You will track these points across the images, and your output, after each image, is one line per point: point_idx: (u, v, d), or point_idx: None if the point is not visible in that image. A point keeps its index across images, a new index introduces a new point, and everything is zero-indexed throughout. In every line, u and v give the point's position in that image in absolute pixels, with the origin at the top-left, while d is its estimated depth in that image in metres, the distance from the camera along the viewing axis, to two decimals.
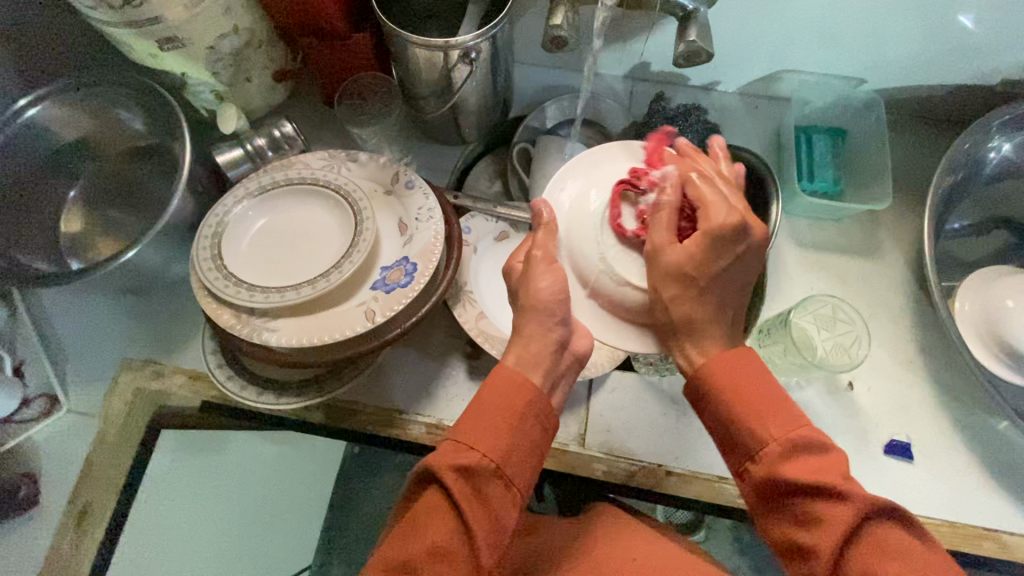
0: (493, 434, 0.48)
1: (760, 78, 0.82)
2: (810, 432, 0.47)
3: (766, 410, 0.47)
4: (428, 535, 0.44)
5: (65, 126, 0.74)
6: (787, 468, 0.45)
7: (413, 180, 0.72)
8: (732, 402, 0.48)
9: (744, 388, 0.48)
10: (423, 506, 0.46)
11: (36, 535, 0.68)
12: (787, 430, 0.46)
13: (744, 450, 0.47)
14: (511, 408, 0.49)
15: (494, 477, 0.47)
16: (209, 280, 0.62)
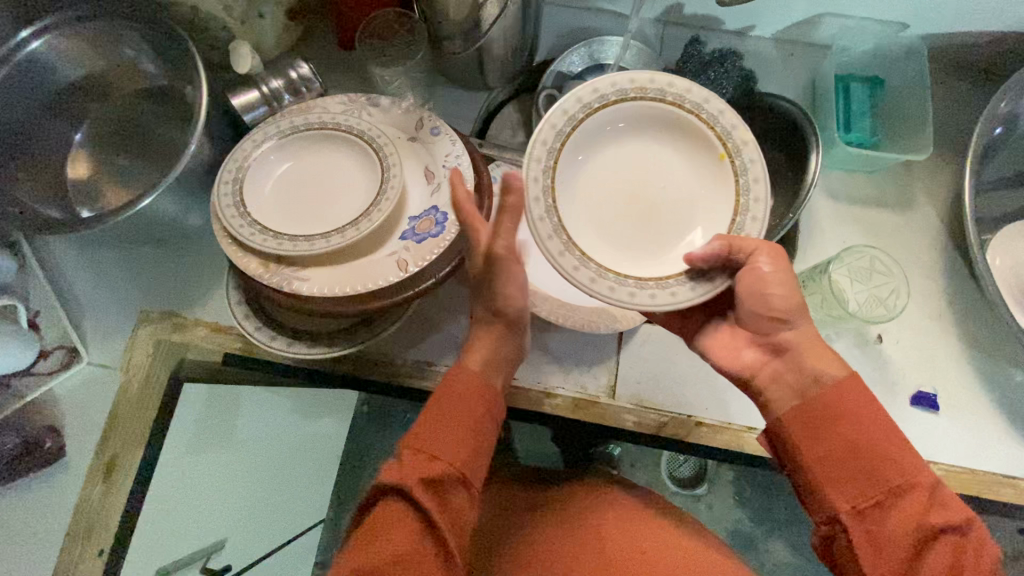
0: (452, 444, 0.48)
1: (798, 23, 0.78)
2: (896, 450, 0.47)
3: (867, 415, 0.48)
4: (396, 542, 0.45)
5: (70, 61, 0.69)
6: (886, 465, 0.46)
7: (439, 126, 0.69)
8: (837, 412, 0.48)
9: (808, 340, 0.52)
10: (389, 514, 0.46)
11: (64, 484, 0.68)
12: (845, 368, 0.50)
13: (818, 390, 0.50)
14: (468, 411, 0.50)
15: (456, 483, 0.48)
16: (234, 227, 0.60)
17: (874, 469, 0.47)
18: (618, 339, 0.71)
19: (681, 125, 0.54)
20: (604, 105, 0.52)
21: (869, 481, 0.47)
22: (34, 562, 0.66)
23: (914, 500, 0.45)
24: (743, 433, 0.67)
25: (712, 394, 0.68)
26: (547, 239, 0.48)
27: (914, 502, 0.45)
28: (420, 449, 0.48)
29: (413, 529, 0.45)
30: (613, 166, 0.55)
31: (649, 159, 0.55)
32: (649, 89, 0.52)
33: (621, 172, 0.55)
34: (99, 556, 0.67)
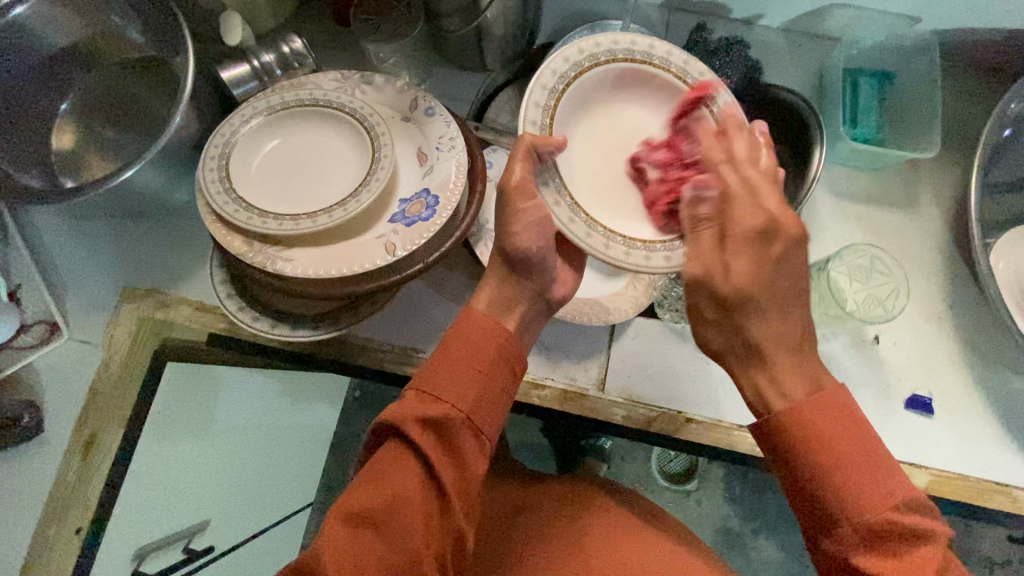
0: (461, 388, 0.47)
1: (808, 13, 0.76)
2: (856, 469, 0.42)
3: (820, 438, 0.43)
4: (393, 484, 0.44)
5: (52, 25, 0.65)
6: (832, 494, 0.42)
7: (433, 107, 0.67)
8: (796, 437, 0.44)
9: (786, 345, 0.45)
10: (386, 456, 0.45)
11: (42, 461, 0.67)
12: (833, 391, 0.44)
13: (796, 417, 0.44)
14: (479, 355, 0.49)
15: (463, 426, 0.47)
16: (218, 204, 0.58)
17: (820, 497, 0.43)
18: (610, 331, 0.69)
19: (648, 79, 0.55)
20: (588, 68, 0.53)
21: (815, 516, 0.43)
22: (10, 537, 0.65)
23: (850, 533, 0.41)
24: (733, 431, 0.66)
25: (703, 391, 0.67)
26: (586, 238, 0.50)
27: (851, 535, 0.41)
28: (423, 390, 0.47)
29: (410, 470, 0.45)
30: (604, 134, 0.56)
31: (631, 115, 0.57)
32: (616, 49, 0.53)
33: (611, 136, 0.56)
34: (77, 532, 0.66)
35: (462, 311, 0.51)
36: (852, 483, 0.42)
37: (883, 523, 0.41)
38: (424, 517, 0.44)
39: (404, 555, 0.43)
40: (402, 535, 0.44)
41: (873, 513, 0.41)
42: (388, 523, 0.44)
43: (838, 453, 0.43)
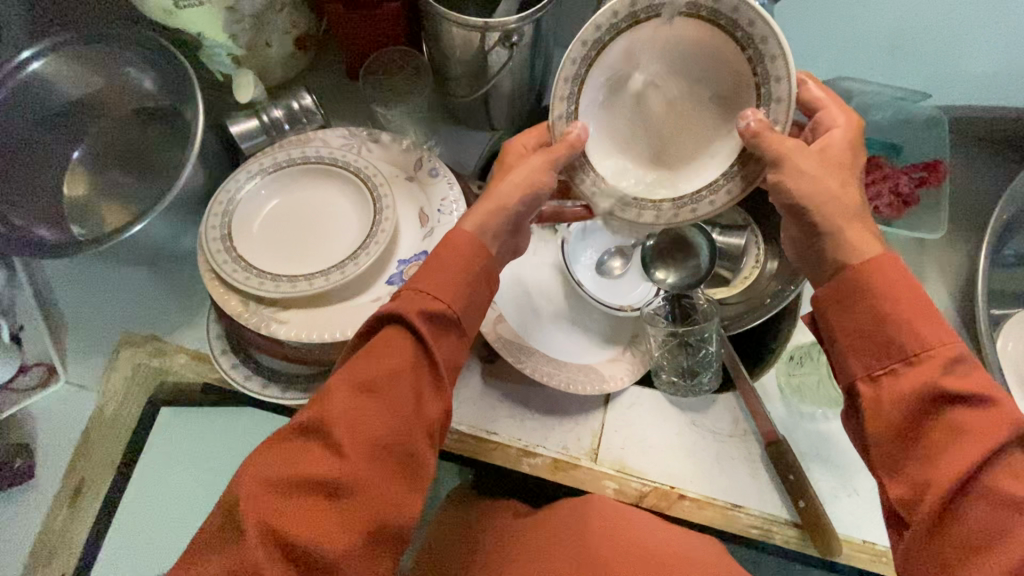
0: (453, 284, 0.47)
1: (815, 83, 0.76)
2: (940, 340, 0.40)
3: (921, 318, 0.40)
4: (392, 363, 0.44)
5: (69, 82, 0.69)
6: (897, 381, 0.40)
7: (437, 168, 0.68)
8: (883, 297, 0.42)
9: (909, 306, 0.41)
10: (383, 340, 0.45)
11: (29, 506, 0.67)
12: (946, 346, 0.39)
13: (903, 356, 0.40)
14: (466, 262, 0.48)
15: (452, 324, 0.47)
16: (218, 264, 0.59)
17: (893, 338, 0.41)
18: (604, 400, 0.69)
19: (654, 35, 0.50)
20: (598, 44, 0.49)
21: (883, 350, 0.41)
22: None
23: (915, 365, 0.40)
24: (728, 511, 0.63)
25: (700, 468, 0.65)
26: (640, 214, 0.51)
27: (914, 368, 0.40)
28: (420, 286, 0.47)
29: (407, 358, 0.44)
30: (656, 84, 0.54)
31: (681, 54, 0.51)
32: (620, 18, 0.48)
33: (629, 105, 0.54)
34: None
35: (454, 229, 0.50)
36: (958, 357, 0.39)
37: (920, 396, 0.39)
38: (420, 394, 0.45)
39: (399, 428, 0.43)
40: (403, 413, 0.43)
41: (940, 375, 0.39)
42: (389, 393, 0.43)
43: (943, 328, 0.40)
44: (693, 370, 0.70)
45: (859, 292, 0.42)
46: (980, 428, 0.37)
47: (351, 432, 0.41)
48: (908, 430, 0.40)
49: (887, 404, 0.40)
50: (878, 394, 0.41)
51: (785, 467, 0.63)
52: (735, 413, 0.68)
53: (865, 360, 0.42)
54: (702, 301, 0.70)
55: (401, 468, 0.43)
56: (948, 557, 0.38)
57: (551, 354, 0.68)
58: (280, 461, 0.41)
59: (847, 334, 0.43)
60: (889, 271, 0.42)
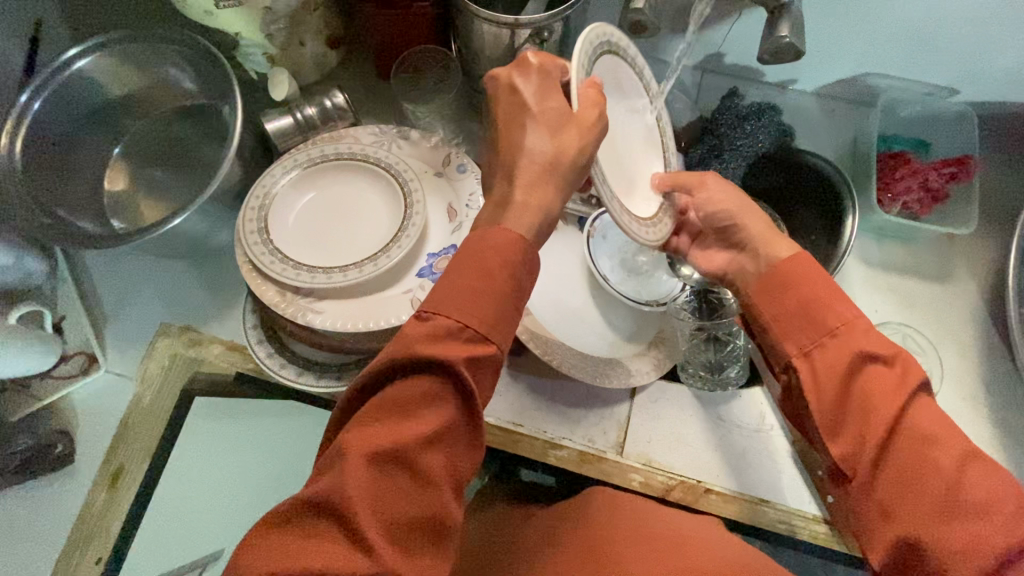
0: (482, 319, 0.42)
1: (842, 80, 0.76)
2: (850, 313, 0.45)
3: (834, 296, 0.46)
4: (421, 422, 0.40)
5: (111, 79, 0.70)
6: (826, 351, 0.45)
7: (465, 163, 0.70)
8: (802, 280, 0.47)
9: (826, 285, 0.46)
10: (410, 391, 0.41)
11: (68, 491, 0.68)
12: (861, 319, 0.45)
13: (828, 330, 0.45)
14: (497, 292, 0.43)
15: (487, 364, 0.43)
16: (256, 255, 0.60)
17: (818, 314, 0.46)
18: (630, 394, 0.69)
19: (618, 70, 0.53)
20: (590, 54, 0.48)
21: (812, 328, 0.46)
22: (31, 564, 0.66)
23: (838, 337, 0.44)
24: (755, 505, 0.63)
25: (726, 463, 0.65)
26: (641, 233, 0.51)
27: (838, 339, 0.44)
28: (449, 320, 0.42)
29: (436, 410, 0.41)
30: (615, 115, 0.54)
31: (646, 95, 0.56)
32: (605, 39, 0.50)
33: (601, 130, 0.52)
34: (98, 563, 0.67)
35: (494, 226, 0.45)
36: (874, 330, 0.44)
37: (845, 358, 0.43)
38: (447, 456, 0.42)
39: (427, 494, 0.40)
40: (427, 479, 0.40)
41: (856, 338, 0.44)
42: (416, 459, 0.40)
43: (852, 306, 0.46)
44: (721, 364, 0.70)
45: (787, 277, 0.48)
46: (898, 382, 0.41)
47: (374, 510, 0.38)
48: (842, 394, 0.43)
49: (821, 372, 0.44)
50: (811, 363, 0.45)
51: (812, 464, 0.64)
52: (762, 408, 0.68)
53: (797, 338, 0.46)
54: (729, 297, 0.70)
55: (425, 538, 0.40)
56: (883, 504, 0.40)
57: (578, 347, 0.69)
58: (293, 541, 0.38)
59: (778, 318, 0.48)
60: (807, 262, 0.49)
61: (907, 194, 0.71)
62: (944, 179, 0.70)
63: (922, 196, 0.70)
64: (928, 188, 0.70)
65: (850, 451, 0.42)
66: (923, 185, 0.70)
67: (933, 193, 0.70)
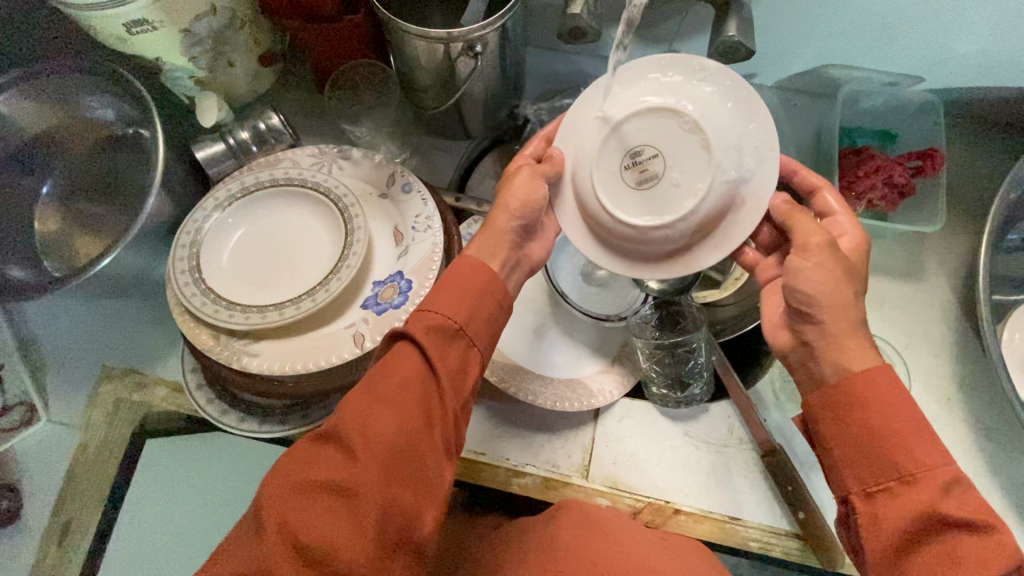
0: (454, 296, 0.45)
1: (802, 73, 0.72)
2: (927, 456, 0.39)
3: (910, 433, 0.39)
4: (401, 374, 0.42)
5: (30, 119, 0.68)
6: (895, 503, 0.39)
7: (411, 183, 0.65)
8: (870, 409, 0.40)
9: (904, 422, 0.40)
10: (394, 350, 0.43)
11: (15, 548, 0.66)
12: (941, 467, 0.38)
13: (897, 474, 0.39)
14: (474, 279, 0.46)
15: (459, 336, 0.44)
16: (185, 297, 0.57)
17: (887, 454, 0.40)
18: (593, 415, 0.67)
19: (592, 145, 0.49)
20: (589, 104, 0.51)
21: (879, 467, 0.40)
22: None
23: (912, 487, 0.38)
24: (723, 523, 0.61)
25: (694, 480, 0.63)
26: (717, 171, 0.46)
27: (912, 489, 0.38)
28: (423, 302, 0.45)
29: (414, 368, 0.42)
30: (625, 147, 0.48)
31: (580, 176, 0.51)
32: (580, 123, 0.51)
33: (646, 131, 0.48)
34: None
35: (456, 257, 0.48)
36: (957, 484, 0.38)
37: (913, 513, 0.38)
38: (429, 406, 0.42)
39: (408, 440, 0.40)
40: (407, 422, 0.41)
41: (941, 493, 0.37)
42: (399, 405, 0.41)
43: (937, 447, 0.39)
44: (683, 381, 0.68)
45: (850, 403, 0.41)
46: (988, 565, 0.35)
47: (363, 441, 0.39)
48: (905, 549, 0.38)
49: (882, 522, 0.39)
50: (881, 506, 0.39)
51: (780, 477, 0.61)
52: (731, 422, 0.66)
53: (860, 473, 0.41)
54: (690, 309, 0.68)
55: (412, 481, 0.40)
56: None
57: (536, 371, 0.66)
58: (291, 467, 0.40)
59: (841, 447, 0.42)
60: (882, 383, 0.41)
61: (873, 193, 0.67)
62: (906, 171, 0.67)
63: (888, 192, 0.67)
64: (892, 182, 0.67)
65: None
66: (887, 181, 0.67)
67: (898, 187, 0.67)
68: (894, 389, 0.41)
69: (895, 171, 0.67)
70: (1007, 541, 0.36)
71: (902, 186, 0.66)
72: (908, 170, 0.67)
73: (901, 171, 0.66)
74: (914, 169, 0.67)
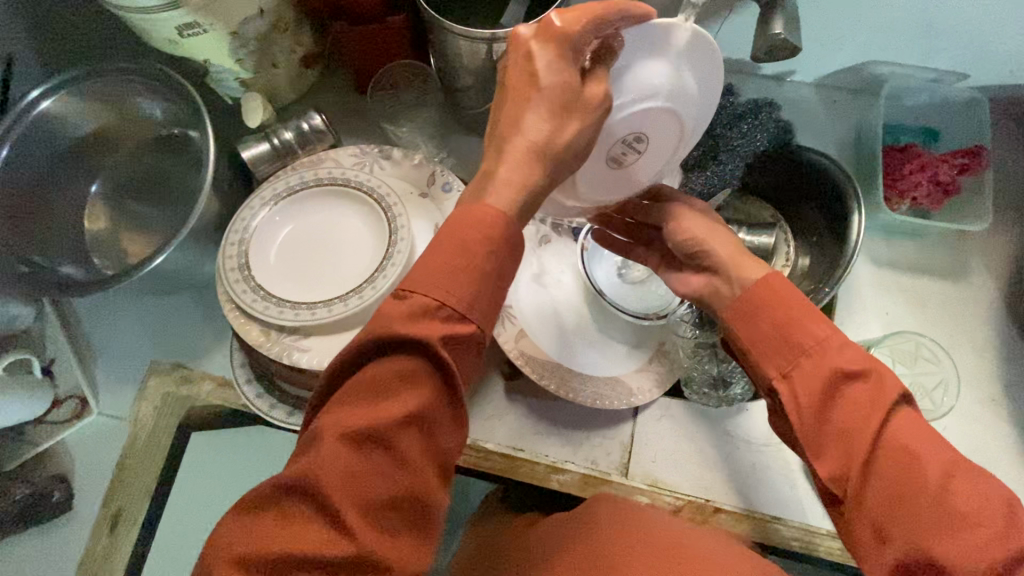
0: (452, 298, 0.39)
1: (844, 69, 0.72)
2: (822, 327, 0.42)
3: (798, 311, 0.43)
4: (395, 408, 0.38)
5: (79, 117, 0.69)
6: (803, 377, 0.41)
7: (451, 182, 0.67)
8: (772, 303, 0.44)
9: (795, 303, 0.43)
10: (385, 376, 0.38)
11: (68, 536, 0.68)
12: (833, 333, 0.42)
13: (802, 351, 0.42)
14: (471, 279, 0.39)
15: (462, 352, 0.40)
16: (236, 293, 0.59)
17: (792, 336, 0.42)
18: (632, 413, 0.67)
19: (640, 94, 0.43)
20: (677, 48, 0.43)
21: (787, 351, 0.42)
22: None
23: (813, 358, 0.41)
24: (765, 523, 0.61)
25: (734, 479, 0.63)
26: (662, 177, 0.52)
27: (811, 361, 0.41)
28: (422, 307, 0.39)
29: (411, 397, 0.38)
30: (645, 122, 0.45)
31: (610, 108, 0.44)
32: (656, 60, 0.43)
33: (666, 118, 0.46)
34: None
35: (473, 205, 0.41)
36: (844, 343, 0.42)
37: (823, 378, 0.40)
38: (425, 439, 0.39)
39: (404, 477, 0.38)
40: (403, 459, 0.38)
41: (836, 353, 0.41)
42: (394, 443, 0.38)
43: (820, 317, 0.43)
44: (726, 380, 0.66)
45: (758, 304, 0.44)
46: (873, 403, 0.39)
47: (354, 490, 0.37)
48: (820, 415, 0.40)
49: (803, 400, 0.41)
50: (795, 387, 0.42)
51: None
52: (771, 421, 0.65)
53: (776, 362, 0.43)
54: None
55: (407, 514, 0.39)
56: (875, 531, 0.38)
57: (576, 369, 0.66)
58: (271, 524, 0.37)
59: (754, 347, 0.44)
60: (779, 283, 0.45)
61: (918, 192, 0.67)
62: (955, 169, 0.66)
63: (934, 190, 0.67)
64: (939, 181, 0.66)
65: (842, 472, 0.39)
66: (934, 180, 0.66)
67: (945, 185, 0.66)
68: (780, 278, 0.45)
69: (943, 169, 0.66)
70: (886, 375, 0.40)
71: (949, 185, 0.66)
72: (957, 167, 0.66)
73: (949, 170, 0.66)
74: (963, 166, 0.66)
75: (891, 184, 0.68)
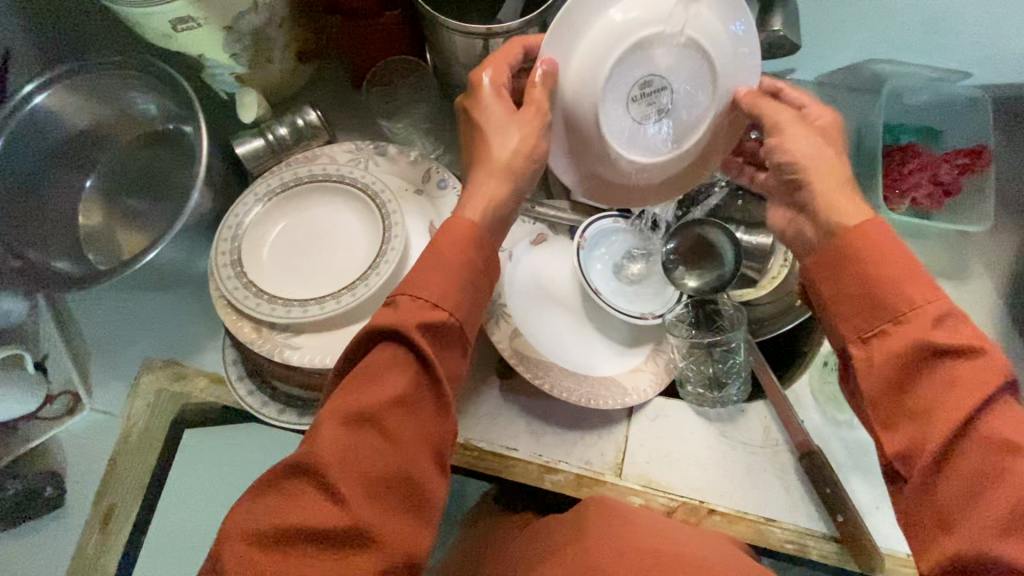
0: (439, 284, 0.43)
1: (845, 67, 0.71)
2: (920, 295, 0.39)
3: (897, 273, 0.40)
4: (390, 388, 0.40)
5: (73, 112, 0.69)
6: (888, 342, 0.40)
7: (447, 180, 0.67)
8: (868, 261, 0.41)
9: (894, 265, 0.40)
10: (380, 360, 0.41)
11: (60, 533, 0.68)
12: (934, 303, 0.39)
13: (890, 317, 0.40)
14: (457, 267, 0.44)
15: (452, 336, 0.43)
16: (227, 290, 0.58)
17: (881, 299, 0.40)
18: (627, 414, 0.66)
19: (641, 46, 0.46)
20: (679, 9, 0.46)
21: (873, 313, 0.41)
22: None
23: (905, 324, 0.39)
24: (760, 525, 0.61)
25: (729, 481, 0.63)
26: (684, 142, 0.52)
27: (905, 327, 0.39)
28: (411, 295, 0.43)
29: (405, 378, 0.40)
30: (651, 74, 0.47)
31: (589, 61, 0.46)
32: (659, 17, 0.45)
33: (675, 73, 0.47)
34: None
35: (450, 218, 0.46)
36: (953, 317, 0.38)
37: (910, 347, 0.38)
38: (418, 423, 0.41)
39: (400, 457, 0.39)
40: (398, 440, 0.40)
41: (932, 324, 0.38)
42: (390, 423, 0.39)
43: (925, 284, 0.40)
44: (721, 380, 0.68)
45: (845, 260, 0.42)
46: (976, 385, 0.36)
47: (351, 468, 0.38)
48: (901, 385, 0.39)
49: (878, 364, 0.39)
50: (878, 351, 0.40)
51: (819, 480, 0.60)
52: (767, 423, 0.65)
53: (854, 324, 0.41)
54: (726, 307, 0.68)
55: (402, 499, 0.39)
56: (935, 514, 0.37)
57: (571, 368, 0.66)
58: (270, 505, 0.38)
59: (836, 304, 0.42)
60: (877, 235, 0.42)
61: (918, 191, 0.67)
62: (954, 170, 0.66)
63: (934, 190, 0.67)
64: (938, 182, 0.66)
65: (909, 448, 0.38)
66: (933, 180, 0.66)
67: (944, 185, 0.66)
68: (886, 236, 0.41)
69: (942, 170, 0.66)
70: (996, 359, 0.36)
71: (949, 185, 0.66)
72: (956, 168, 0.66)
73: (947, 171, 0.66)
74: (962, 167, 0.66)
75: (890, 184, 0.68)
